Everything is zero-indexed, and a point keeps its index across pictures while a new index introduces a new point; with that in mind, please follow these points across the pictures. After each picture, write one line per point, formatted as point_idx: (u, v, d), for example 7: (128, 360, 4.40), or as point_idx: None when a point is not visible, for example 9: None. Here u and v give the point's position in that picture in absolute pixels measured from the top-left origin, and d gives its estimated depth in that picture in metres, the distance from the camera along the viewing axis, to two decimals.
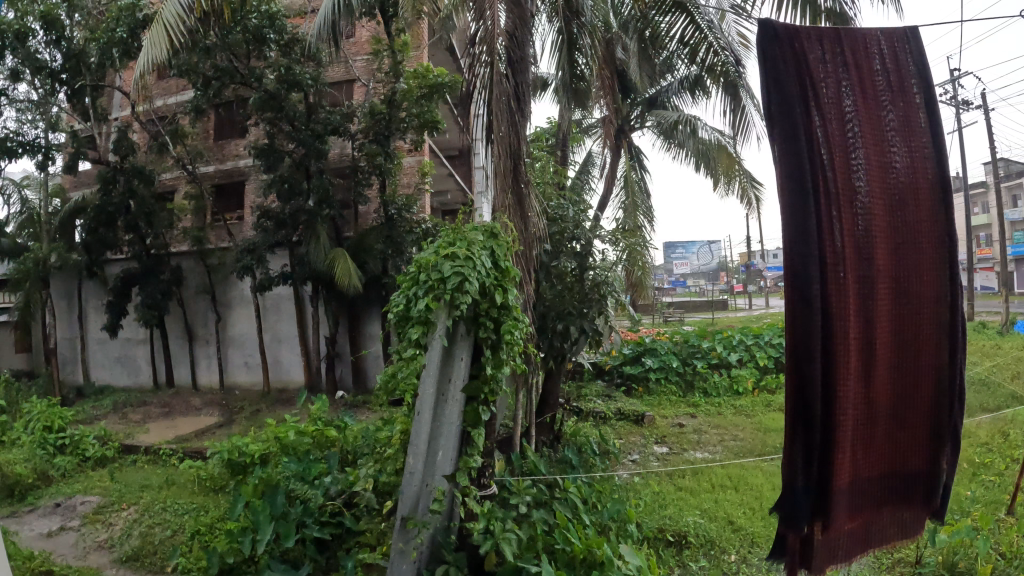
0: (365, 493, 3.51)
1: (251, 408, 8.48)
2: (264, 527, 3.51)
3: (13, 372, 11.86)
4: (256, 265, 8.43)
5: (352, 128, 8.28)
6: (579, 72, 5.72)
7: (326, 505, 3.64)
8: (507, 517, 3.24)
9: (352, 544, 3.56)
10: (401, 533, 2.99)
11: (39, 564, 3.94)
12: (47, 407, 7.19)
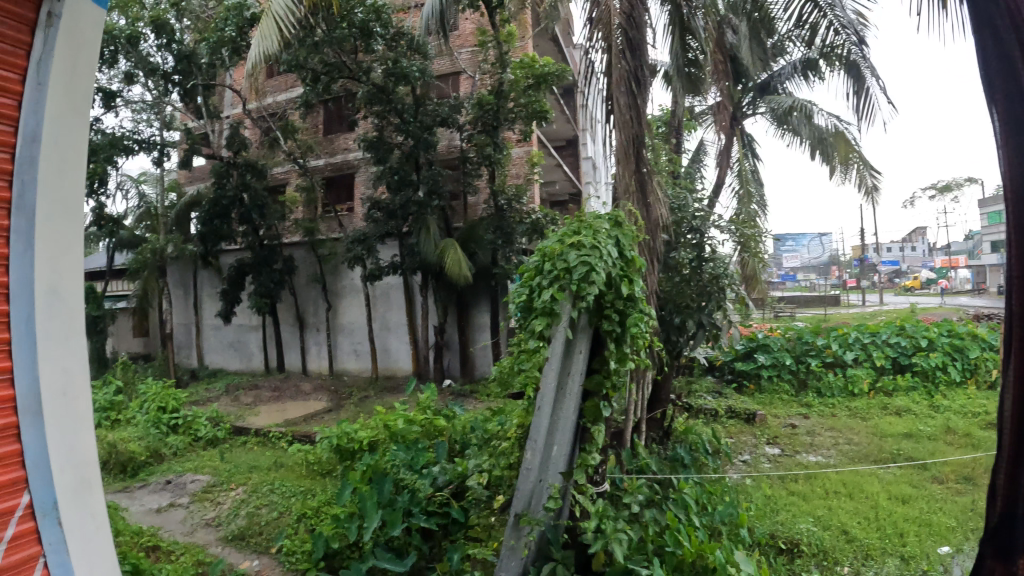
0: (474, 483, 3.37)
1: (360, 394, 8.69)
2: (372, 515, 3.43)
3: (132, 355, 12.66)
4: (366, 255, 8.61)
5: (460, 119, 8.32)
6: (693, 55, 5.48)
7: (435, 494, 3.61)
8: (619, 515, 3.11)
9: (460, 535, 3.52)
10: (514, 529, 2.90)
11: (148, 539, 4.10)
12: (163, 389, 7.58)
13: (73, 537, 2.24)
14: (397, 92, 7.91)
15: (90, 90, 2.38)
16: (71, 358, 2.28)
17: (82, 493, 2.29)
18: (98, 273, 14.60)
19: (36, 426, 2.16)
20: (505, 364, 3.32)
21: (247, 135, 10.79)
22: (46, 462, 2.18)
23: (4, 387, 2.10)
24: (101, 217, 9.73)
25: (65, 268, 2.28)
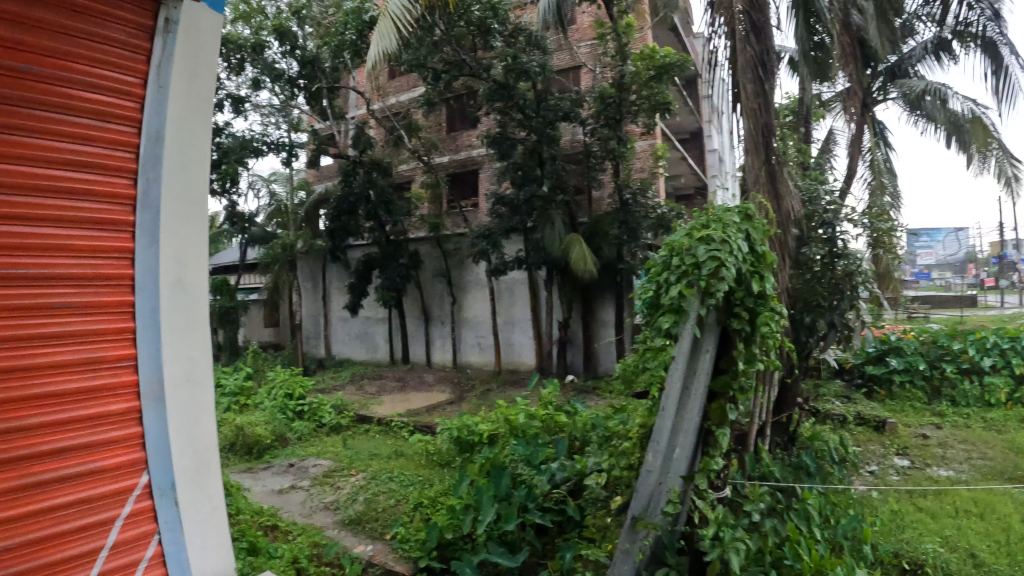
0: (592, 482, 3.34)
1: (483, 387, 8.86)
2: (488, 508, 3.41)
3: (262, 344, 13.43)
4: (491, 250, 8.77)
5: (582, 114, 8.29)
6: (817, 35, 5.19)
7: (551, 491, 3.59)
8: (739, 523, 2.94)
9: (576, 535, 3.44)
10: (630, 532, 2.89)
11: (266, 519, 4.27)
12: (290, 376, 8.00)
13: (187, 516, 2.36)
14: (517, 87, 7.98)
15: (210, 94, 2.50)
16: (192, 348, 2.40)
17: (198, 475, 2.41)
18: (231, 266, 15.58)
19: (159, 412, 2.29)
20: (629, 363, 3.27)
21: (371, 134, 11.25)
22: (166, 445, 2.30)
23: (130, 373, 2.23)
24: (232, 215, 10.36)
25: (189, 261, 2.42)
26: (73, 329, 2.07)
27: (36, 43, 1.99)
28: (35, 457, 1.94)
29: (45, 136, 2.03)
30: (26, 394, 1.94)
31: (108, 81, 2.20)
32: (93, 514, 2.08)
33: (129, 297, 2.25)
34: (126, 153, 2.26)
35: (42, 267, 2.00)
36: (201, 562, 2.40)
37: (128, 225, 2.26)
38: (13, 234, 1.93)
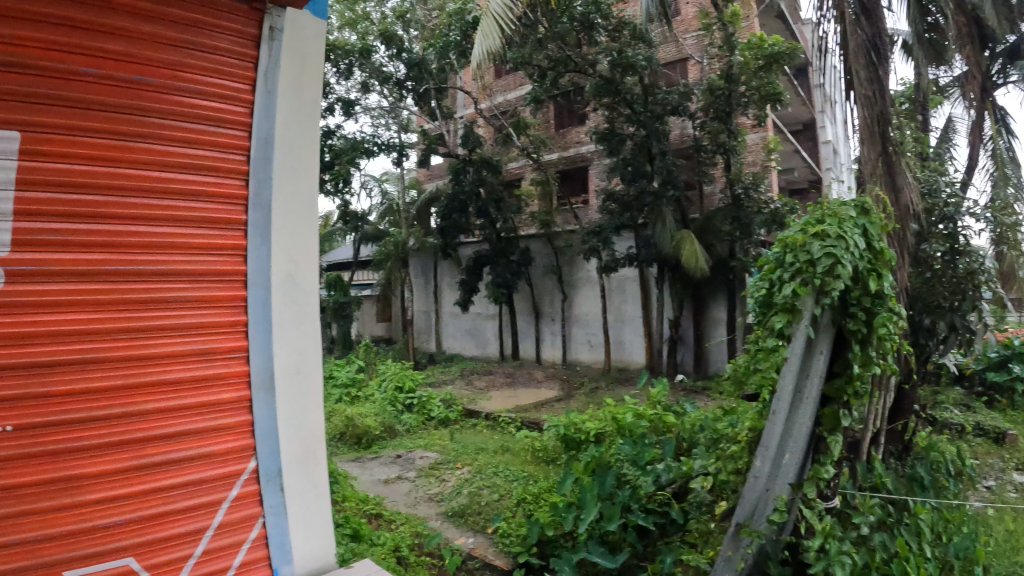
0: (696, 485, 3.17)
1: (591, 385, 8.81)
2: (591, 507, 3.33)
3: (374, 338, 13.97)
4: (602, 247, 8.79)
5: (692, 107, 8.15)
6: (931, 16, 4.89)
7: (656, 493, 3.45)
8: (846, 536, 2.76)
9: (677, 539, 3.32)
10: (733, 539, 2.78)
11: (371, 507, 4.37)
12: (401, 370, 8.26)
13: (294, 508, 2.17)
14: (624, 82, 7.90)
15: (320, 68, 2.33)
16: (303, 338, 2.23)
17: (308, 469, 2.22)
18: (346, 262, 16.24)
19: (268, 401, 2.13)
20: (740, 364, 3.16)
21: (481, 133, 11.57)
22: (274, 435, 2.14)
23: (242, 364, 2.10)
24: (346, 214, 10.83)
25: (298, 242, 2.24)
26: (186, 319, 1.97)
27: (144, 54, 1.91)
28: (145, 440, 1.84)
29: (156, 140, 1.95)
30: (140, 377, 1.85)
31: (218, 88, 2.09)
32: (202, 495, 1.96)
33: (240, 291, 2.13)
34: (236, 156, 2.15)
35: (157, 266, 1.91)
36: (308, 562, 2.20)
37: (238, 223, 2.14)
38: (127, 233, 1.86)
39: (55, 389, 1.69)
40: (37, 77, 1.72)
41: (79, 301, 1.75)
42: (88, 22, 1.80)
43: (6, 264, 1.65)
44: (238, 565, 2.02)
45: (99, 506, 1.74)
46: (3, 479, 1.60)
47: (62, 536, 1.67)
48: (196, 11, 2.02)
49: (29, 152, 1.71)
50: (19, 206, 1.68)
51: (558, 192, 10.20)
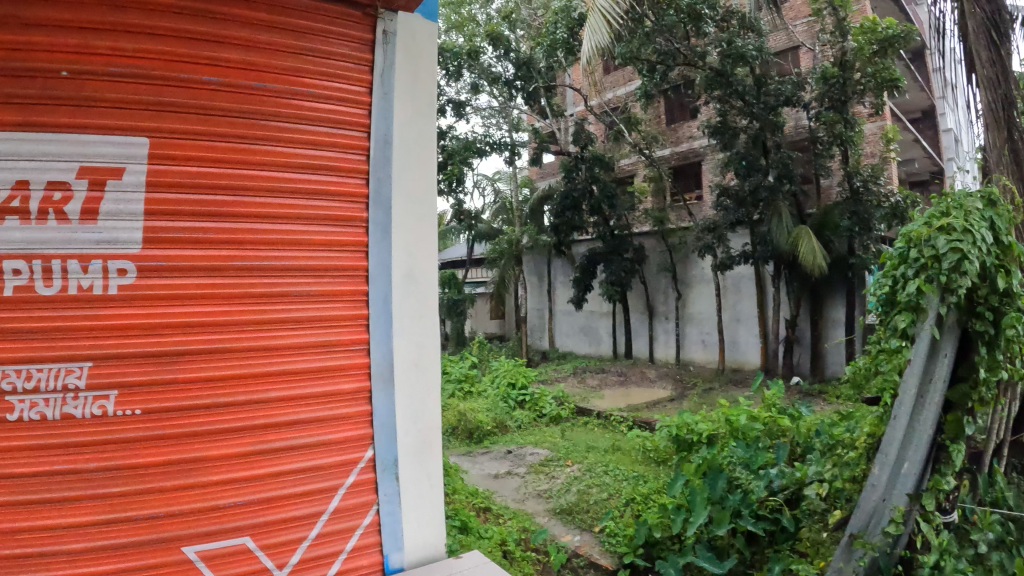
0: (809, 492, 2.93)
1: (704, 386, 8.59)
2: (700, 509, 3.18)
3: (489, 335, 14.37)
4: (716, 244, 8.63)
5: (804, 97, 7.91)
6: None
7: (767, 499, 3.19)
8: (961, 553, 2.51)
9: (788, 548, 3.02)
10: (846, 551, 2.54)
11: (480, 501, 4.45)
12: (513, 366, 8.42)
13: (408, 497, 2.17)
14: (735, 74, 7.70)
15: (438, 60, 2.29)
16: (422, 332, 2.21)
17: (424, 460, 2.21)
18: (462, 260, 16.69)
19: (387, 394, 2.13)
20: (861, 365, 2.99)
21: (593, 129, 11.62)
22: (392, 425, 2.14)
23: (362, 356, 2.10)
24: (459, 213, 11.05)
25: (416, 235, 2.21)
26: (311, 313, 2.01)
27: (264, 62, 1.95)
28: (267, 426, 1.91)
29: (281, 143, 1.99)
30: (262, 365, 1.91)
31: (338, 91, 2.09)
32: (316, 481, 1.99)
33: (362, 285, 2.12)
34: (357, 156, 2.13)
35: (284, 262, 1.97)
36: (420, 551, 2.19)
37: (360, 219, 2.12)
38: (256, 231, 1.93)
39: (182, 374, 1.80)
40: (162, 87, 1.82)
41: (205, 295, 1.85)
42: (206, 34, 1.87)
43: (139, 262, 1.78)
44: (350, 549, 2.05)
45: (219, 487, 1.84)
46: (129, 459, 1.73)
47: (181, 514, 1.78)
48: (315, 19, 2.04)
49: (156, 156, 1.82)
50: (151, 207, 1.80)
51: (671, 188, 10.01)
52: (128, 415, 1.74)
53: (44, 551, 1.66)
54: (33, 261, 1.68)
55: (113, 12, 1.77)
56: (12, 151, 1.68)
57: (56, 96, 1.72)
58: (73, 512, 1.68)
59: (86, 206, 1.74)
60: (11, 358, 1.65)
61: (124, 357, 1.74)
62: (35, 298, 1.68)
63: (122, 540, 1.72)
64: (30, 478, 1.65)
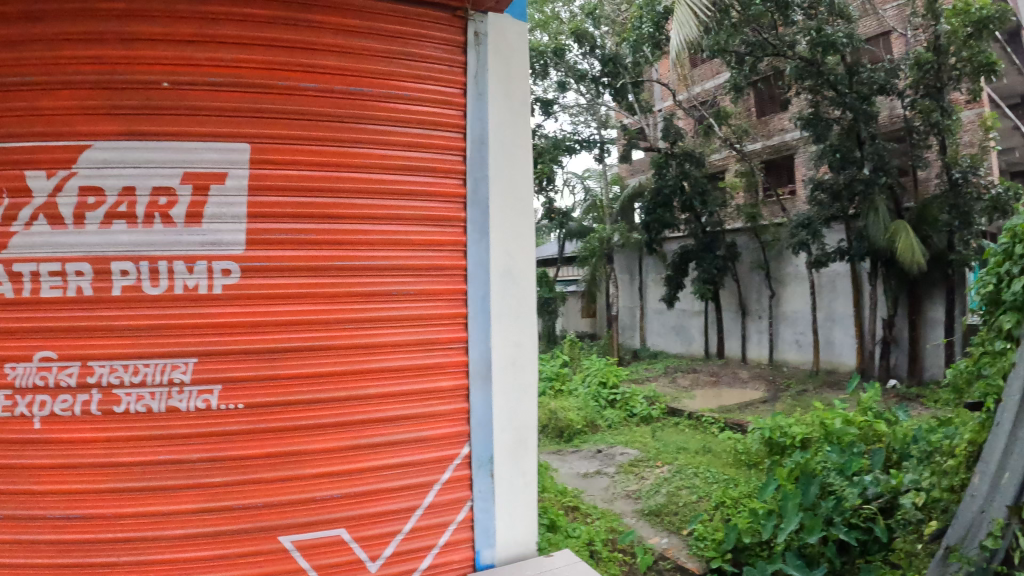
0: (904, 501, 2.71)
1: (797, 388, 8.29)
2: (790, 517, 3.01)
3: (580, 333, 14.41)
4: (812, 241, 8.21)
5: (899, 85, 7.49)
6: None
7: (861, 507, 2.93)
8: None
9: (882, 561, 2.85)
10: (943, 566, 2.21)
11: (569, 500, 4.44)
12: (605, 365, 8.39)
13: (503, 494, 2.18)
14: (826, 63, 7.40)
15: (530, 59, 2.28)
16: (521, 330, 2.20)
17: (520, 458, 2.20)
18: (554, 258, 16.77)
19: (485, 390, 2.14)
20: (960, 369, 2.96)
21: (683, 124, 11.45)
22: (489, 423, 2.15)
23: (460, 354, 2.13)
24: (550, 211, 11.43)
25: (513, 234, 2.20)
26: (409, 312, 2.05)
27: (357, 67, 2.01)
28: (364, 422, 1.97)
29: (378, 146, 2.03)
30: (357, 363, 1.97)
31: (431, 93, 2.12)
32: (411, 476, 2.03)
33: (461, 284, 2.14)
34: (452, 157, 2.15)
35: (383, 263, 2.02)
36: (512, 548, 2.20)
37: (458, 219, 2.14)
38: (352, 233, 1.98)
39: (283, 370, 1.88)
40: (261, 95, 1.91)
41: (306, 294, 1.92)
42: (300, 42, 1.94)
43: (242, 263, 1.86)
44: (442, 544, 2.08)
45: (318, 480, 1.91)
46: (228, 451, 1.83)
47: (279, 504, 1.88)
48: (402, 22, 2.08)
49: (258, 161, 1.90)
50: (253, 210, 1.88)
51: (764, 183, 9.70)
52: (230, 409, 1.84)
53: (150, 534, 1.80)
54: (141, 263, 1.80)
55: (211, 24, 1.88)
56: (119, 160, 1.81)
57: (161, 106, 1.84)
58: (175, 499, 1.81)
59: (190, 210, 1.83)
60: (120, 354, 1.79)
61: (228, 353, 1.84)
62: (144, 297, 1.80)
63: (222, 527, 1.83)
64: (135, 467, 1.80)
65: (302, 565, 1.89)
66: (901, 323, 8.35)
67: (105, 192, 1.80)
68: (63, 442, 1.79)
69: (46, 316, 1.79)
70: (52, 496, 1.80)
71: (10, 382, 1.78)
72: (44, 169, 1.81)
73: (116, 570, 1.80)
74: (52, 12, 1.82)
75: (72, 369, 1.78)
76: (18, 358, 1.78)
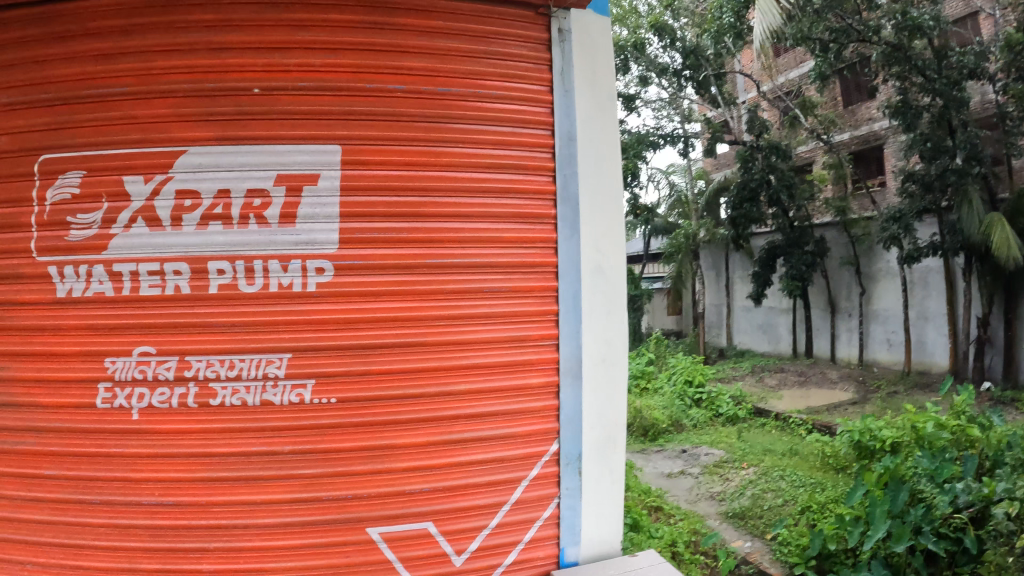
0: (996, 511, 2.53)
1: (888, 389, 7.93)
2: (878, 523, 2.78)
3: (665, 331, 14.24)
4: (903, 235, 7.84)
5: (989, 69, 7.08)
6: None
7: (951, 516, 2.75)
8: None
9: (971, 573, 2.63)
10: None
11: (652, 500, 4.38)
12: (691, 365, 8.25)
13: (591, 492, 2.16)
14: (914, 47, 7.01)
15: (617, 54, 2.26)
16: (612, 327, 2.18)
17: (609, 456, 2.18)
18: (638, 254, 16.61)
19: (575, 388, 2.13)
20: None
21: (769, 115, 11.12)
22: (579, 421, 2.14)
23: (549, 352, 2.12)
24: (636, 207, 11.66)
25: (603, 231, 2.18)
26: (496, 310, 2.06)
27: (444, 67, 2.03)
28: (453, 417, 1.98)
29: (467, 144, 2.05)
30: (445, 360, 1.98)
31: (519, 91, 2.12)
32: (498, 472, 2.04)
33: (551, 281, 2.13)
34: (541, 154, 2.15)
35: (475, 260, 2.03)
36: (597, 547, 2.19)
37: (548, 216, 2.14)
38: (441, 230, 2.00)
39: (376, 366, 1.93)
40: (350, 97, 1.96)
41: (398, 291, 1.95)
42: (387, 45, 1.99)
43: (335, 261, 1.91)
44: (527, 540, 2.09)
45: (407, 474, 1.94)
46: (320, 444, 1.89)
47: (369, 496, 1.92)
48: (487, 22, 2.09)
49: (350, 162, 1.94)
50: (345, 210, 1.93)
51: (853, 175, 9.33)
52: (323, 403, 1.90)
53: (243, 521, 1.89)
54: (237, 262, 1.88)
55: (300, 31, 1.94)
56: (214, 164, 1.89)
57: (253, 111, 1.91)
58: (268, 489, 1.89)
59: (283, 211, 1.90)
60: (216, 349, 1.87)
61: (321, 350, 1.90)
62: (240, 295, 1.88)
63: (312, 517, 1.90)
64: (229, 457, 1.88)
65: (388, 556, 1.93)
66: (997, 322, 7.86)
67: (201, 195, 1.89)
68: (159, 432, 1.88)
69: (144, 313, 1.88)
70: (148, 484, 1.89)
71: (110, 375, 1.89)
72: (142, 174, 1.90)
73: (207, 555, 1.90)
74: (151, 26, 1.93)
75: (169, 364, 1.88)
76: (118, 353, 1.89)
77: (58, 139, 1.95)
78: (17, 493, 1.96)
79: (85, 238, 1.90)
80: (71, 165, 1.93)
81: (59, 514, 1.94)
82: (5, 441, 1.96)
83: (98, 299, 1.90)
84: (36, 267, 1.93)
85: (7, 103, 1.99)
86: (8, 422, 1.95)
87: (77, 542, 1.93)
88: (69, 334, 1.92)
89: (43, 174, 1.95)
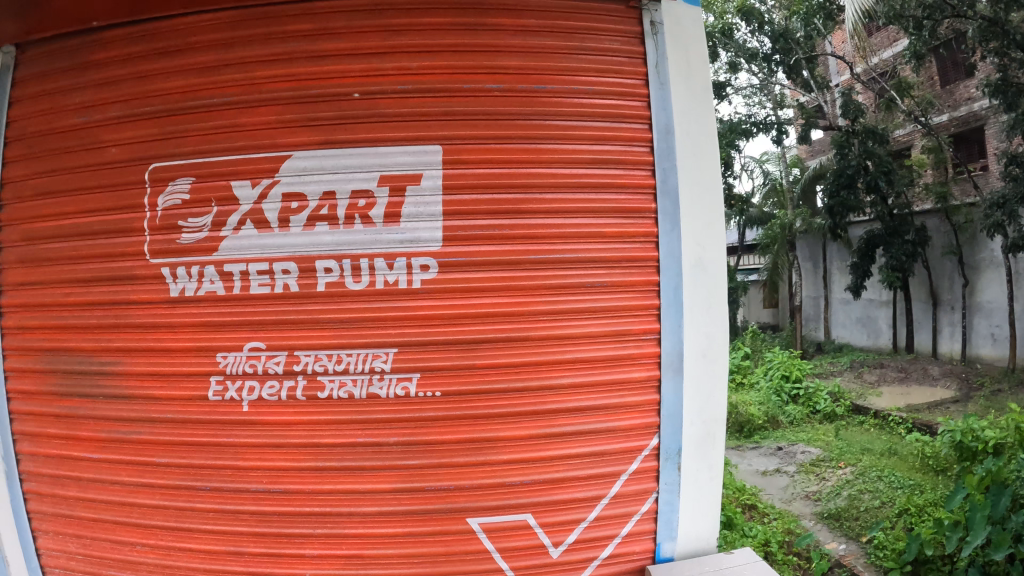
0: None
1: (992, 386, 7.49)
2: (976, 530, 2.62)
3: (762, 324, 13.95)
4: (1008, 222, 7.37)
5: None
6: None
7: None
8: None
9: None
10: None
11: (747, 497, 4.31)
12: (787, 360, 8.02)
13: (689, 488, 2.15)
14: (1011, 20, 6.60)
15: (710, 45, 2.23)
16: (712, 321, 2.15)
17: (707, 451, 2.16)
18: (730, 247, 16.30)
19: (676, 383, 2.11)
20: None
21: (864, 98, 10.73)
22: (679, 415, 2.12)
23: (651, 346, 2.11)
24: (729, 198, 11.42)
25: (702, 226, 2.16)
26: (595, 304, 2.06)
27: (538, 65, 2.06)
28: (553, 411, 2.01)
29: (563, 140, 2.07)
30: (540, 355, 2.00)
31: (613, 85, 2.12)
32: (598, 466, 2.05)
33: (653, 276, 2.12)
34: (640, 148, 2.13)
35: (572, 255, 2.04)
36: (692, 543, 2.17)
37: (649, 210, 2.12)
38: (538, 227, 2.03)
39: (479, 361, 1.97)
40: (448, 98, 2.01)
41: (498, 287, 1.99)
42: (481, 45, 2.03)
43: (439, 259, 1.97)
44: (625, 534, 2.09)
45: (509, 466, 1.98)
46: (424, 435, 1.95)
47: (469, 488, 1.97)
48: (581, 18, 2.11)
49: (449, 162, 1.99)
50: (447, 208, 1.98)
51: (955, 159, 8.92)
52: (428, 396, 1.95)
53: (347, 510, 1.97)
54: (343, 260, 1.96)
55: (397, 36, 2.02)
56: (319, 167, 1.98)
57: (354, 115, 1.99)
58: (373, 478, 1.96)
59: (387, 210, 1.96)
60: (323, 345, 1.96)
61: (426, 345, 1.96)
62: (348, 292, 1.96)
63: (415, 505, 1.96)
64: (336, 447, 1.96)
65: (487, 546, 1.98)
66: None
67: (307, 198, 1.97)
68: (267, 423, 1.98)
69: (255, 312, 1.99)
70: (257, 472, 2.00)
71: (223, 369, 2.01)
72: (250, 178, 2.00)
73: (311, 540, 1.99)
74: (254, 37, 2.04)
75: (279, 358, 1.98)
76: (229, 349, 2.00)
77: (167, 148, 2.07)
78: (132, 479, 2.09)
79: (197, 241, 2.02)
80: (181, 172, 2.05)
81: (171, 499, 2.06)
82: (124, 431, 2.09)
83: (211, 298, 2.01)
84: (150, 268, 2.05)
85: (118, 116, 2.12)
86: (124, 413, 2.08)
87: (188, 526, 2.05)
88: (183, 331, 2.03)
89: (154, 182, 2.07)
